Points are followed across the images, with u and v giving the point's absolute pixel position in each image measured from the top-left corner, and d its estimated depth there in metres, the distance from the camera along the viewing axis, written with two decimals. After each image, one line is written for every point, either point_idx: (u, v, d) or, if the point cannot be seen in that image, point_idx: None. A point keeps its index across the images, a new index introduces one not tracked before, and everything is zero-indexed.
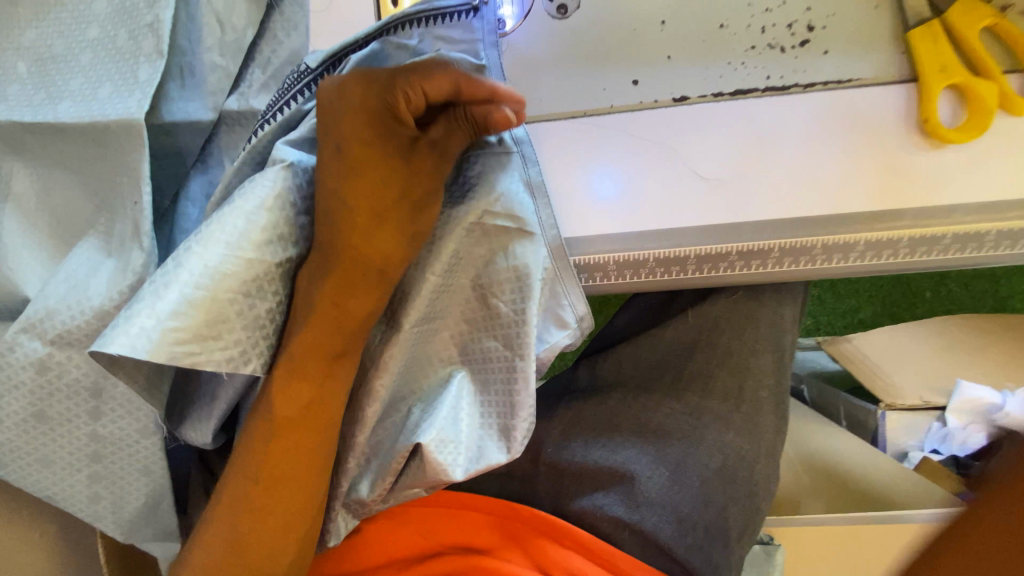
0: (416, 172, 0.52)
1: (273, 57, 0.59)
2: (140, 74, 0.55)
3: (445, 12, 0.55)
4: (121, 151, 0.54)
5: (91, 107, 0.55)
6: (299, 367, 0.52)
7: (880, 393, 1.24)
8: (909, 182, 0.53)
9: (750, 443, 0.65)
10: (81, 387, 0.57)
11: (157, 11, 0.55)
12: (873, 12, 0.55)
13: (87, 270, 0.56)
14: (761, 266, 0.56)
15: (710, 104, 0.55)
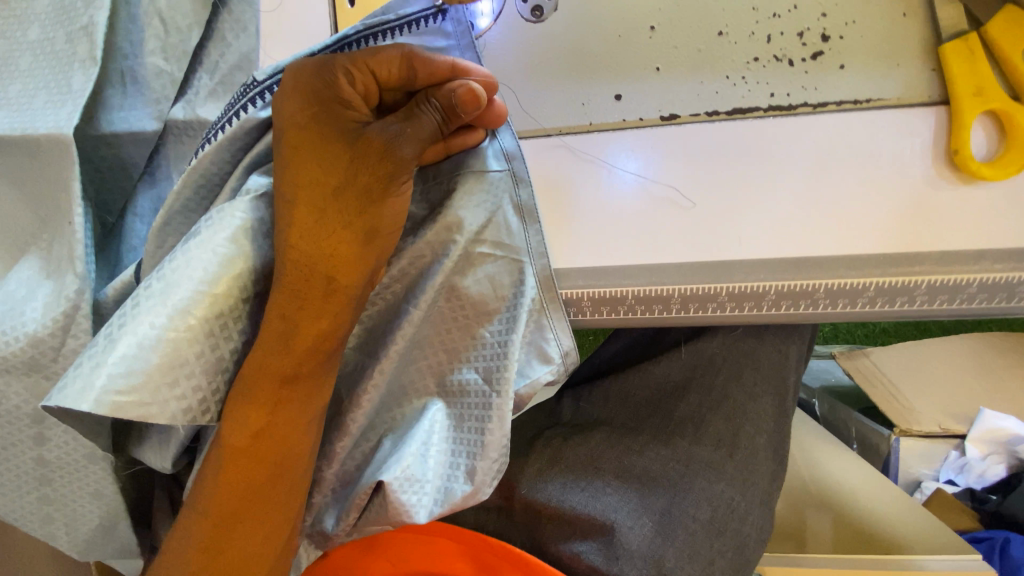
0: (373, 157, 0.43)
1: (221, 62, 0.53)
2: (73, 82, 0.50)
3: (410, 19, 0.49)
4: (55, 165, 0.50)
5: (24, 117, 0.51)
6: (249, 413, 0.42)
7: (898, 417, 1.15)
8: (930, 221, 0.46)
9: (741, 494, 0.59)
10: (23, 412, 0.54)
11: (93, 11, 0.51)
12: (901, 20, 0.47)
13: (25, 292, 0.52)
14: (753, 308, 0.50)
15: (703, 123, 0.49)
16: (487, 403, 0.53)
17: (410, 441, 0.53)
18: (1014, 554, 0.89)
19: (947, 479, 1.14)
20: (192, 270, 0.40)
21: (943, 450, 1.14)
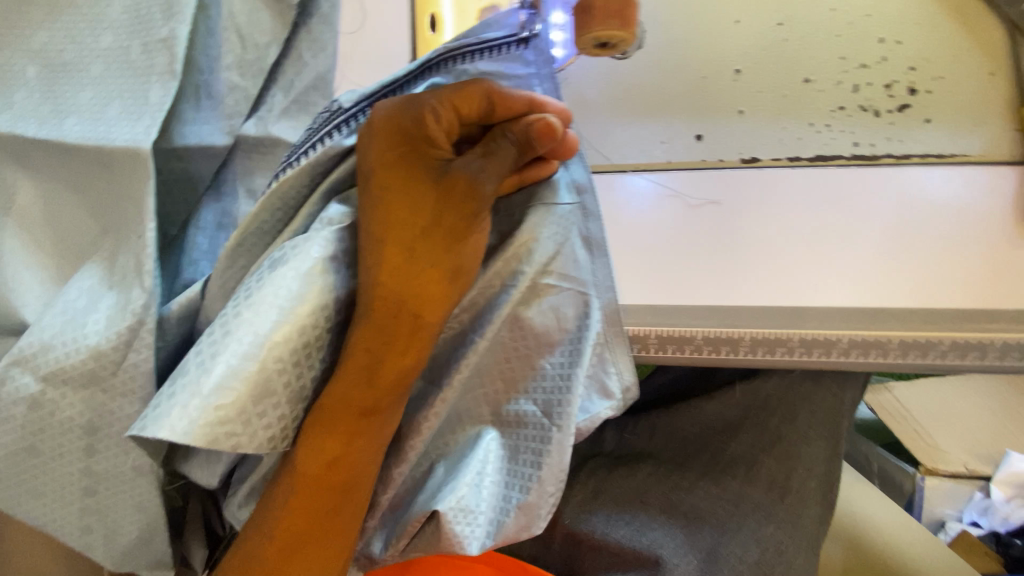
0: (458, 197, 0.42)
1: (297, 81, 0.55)
2: (151, 94, 0.49)
3: (491, 44, 0.47)
4: (128, 177, 0.50)
5: (98, 127, 0.50)
6: (325, 440, 0.43)
7: (925, 455, 1.14)
8: (1020, 275, 0.44)
9: (791, 538, 0.58)
10: (75, 425, 0.53)
11: (173, 24, 0.50)
12: (985, 82, 0.48)
13: (87, 302, 0.51)
14: (831, 357, 0.46)
15: (782, 168, 0.49)
16: (545, 437, 0.51)
17: (465, 471, 0.52)
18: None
19: (970, 521, 1.12)
20: (280, 299, 0.40)
21: (966, 491, 1.13)
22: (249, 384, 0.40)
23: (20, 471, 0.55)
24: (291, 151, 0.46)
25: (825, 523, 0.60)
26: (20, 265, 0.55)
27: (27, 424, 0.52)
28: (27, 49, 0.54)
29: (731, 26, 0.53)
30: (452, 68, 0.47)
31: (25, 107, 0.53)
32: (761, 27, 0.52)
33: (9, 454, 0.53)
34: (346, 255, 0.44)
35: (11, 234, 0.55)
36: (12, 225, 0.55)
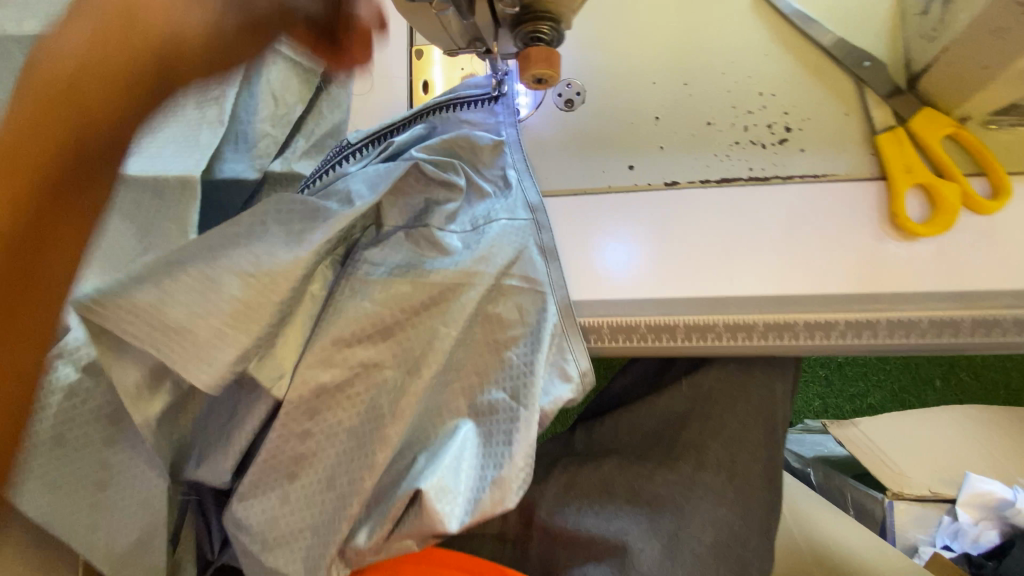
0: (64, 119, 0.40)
1: (316, 130, 0.69)
2: (202, 137, 0.63)
3: (468, 100, 0.64)
4: (176, 202, 0.61)
5: (154, 162, 0.62)
6: None
7: (890, 481, 1.21)
8: (885, 268, 0.56)
9: (743, 519, 0.65)
10: (101, 414, 0.61)
11: (223, 88, 0.64)
12: (844, 118, 0.61)
13: None
14: (746, 338, 0.58)
15: (698, 189, 0.61)
16: (510, 416, 0.58)
17: (445, 457, 0.58)
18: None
19: (942, 544, 1.16)
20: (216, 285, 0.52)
21: (933, 514, 1.19)
22: (228, 321, 0.51)
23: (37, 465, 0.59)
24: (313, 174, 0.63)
25: (772, 507, 0.67)
26: None
27: (59, 414, 0.59)
28: None
29: (649, 84, 0.65)
30: (439, 116, 0.64)
31: None
32: (670, 84, 0.65)
33: (38, 445, 0.59)
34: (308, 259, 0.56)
35: None
36: None
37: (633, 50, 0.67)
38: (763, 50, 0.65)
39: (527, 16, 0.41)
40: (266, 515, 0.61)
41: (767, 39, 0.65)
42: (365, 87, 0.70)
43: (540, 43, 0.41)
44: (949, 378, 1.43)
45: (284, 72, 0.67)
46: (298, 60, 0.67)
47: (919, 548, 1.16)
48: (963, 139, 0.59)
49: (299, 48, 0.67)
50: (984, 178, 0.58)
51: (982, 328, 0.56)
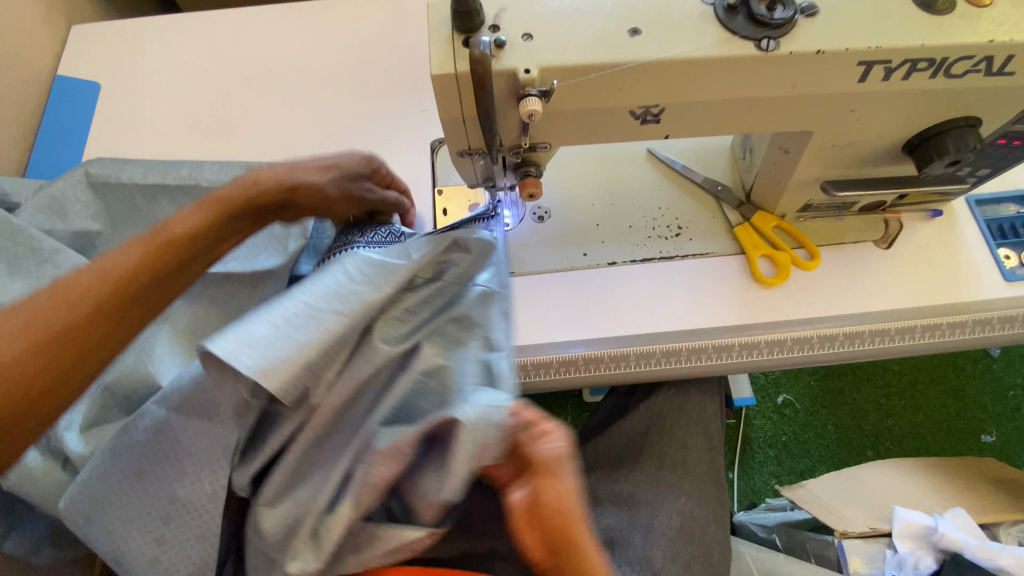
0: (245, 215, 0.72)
1: None
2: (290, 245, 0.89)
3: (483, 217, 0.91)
4: None
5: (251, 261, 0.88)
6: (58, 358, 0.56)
7: (834, 522, 1.38)
8: (754, 312, 0.88)
9: (700, 508, 0.84)
10: (174, 450, 0.75)
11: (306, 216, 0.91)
12: (713, 220, 0.95)
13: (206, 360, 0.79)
14: (677, 361, 0.86)
15: (629, 266, 0.92)
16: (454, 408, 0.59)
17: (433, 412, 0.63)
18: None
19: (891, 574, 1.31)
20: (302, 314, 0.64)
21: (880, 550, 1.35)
22: (309, 346, 0.62)
23: (123, 493, 0.74)
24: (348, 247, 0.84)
25: (719, 498, 0.88)
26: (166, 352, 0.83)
27: (146, 449, 0.75)
28: None
29: (588, 205, 0.97)
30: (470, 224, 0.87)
31: None
32: (602, 204, 0.97)
33: (123, 477, 0.74)
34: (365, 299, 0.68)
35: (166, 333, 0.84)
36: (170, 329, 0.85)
37: (574, 184, 0.99)
38: (656, 182, 0.99)
39: (523, 163, 0.71)
40: (283, 522, 0.64)
41: (658, 175, 1.00)
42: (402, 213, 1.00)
43: (530, 177, 0.71)
44: (878, 446, 1.73)
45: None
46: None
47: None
48: (786, 228, 0.94)
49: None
50: (803, 249, 0.93)
51: (826, 341, 0.86)
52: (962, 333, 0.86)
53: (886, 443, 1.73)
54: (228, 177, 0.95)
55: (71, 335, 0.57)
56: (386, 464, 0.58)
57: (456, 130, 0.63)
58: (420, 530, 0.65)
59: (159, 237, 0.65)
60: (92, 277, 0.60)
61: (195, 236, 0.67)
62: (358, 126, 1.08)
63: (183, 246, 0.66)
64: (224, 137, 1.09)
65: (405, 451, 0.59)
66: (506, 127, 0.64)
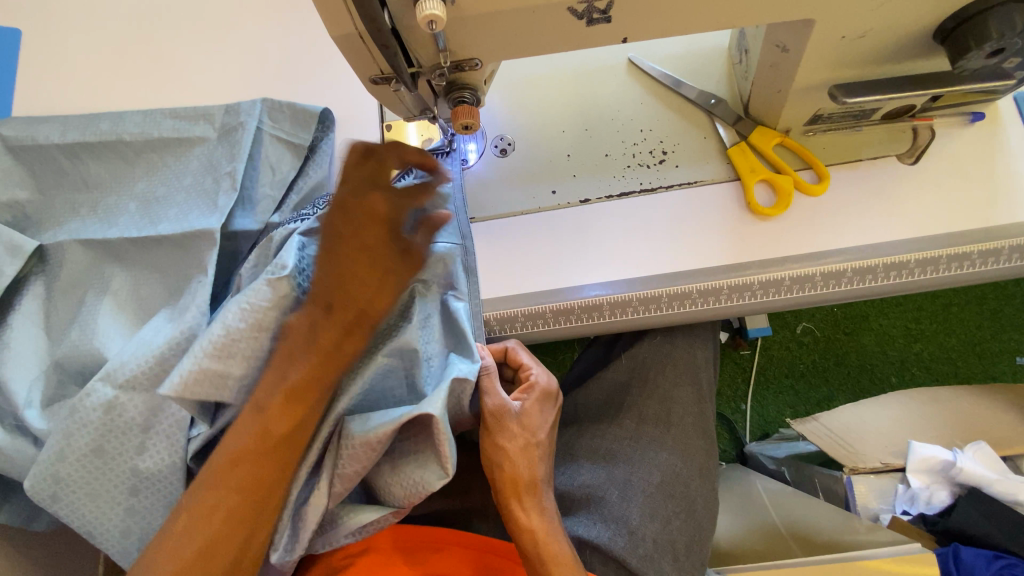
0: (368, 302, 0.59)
1: (303, 186, 0.86)
2: (220, 202, 0.81)
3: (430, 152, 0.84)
4: (200, 253, 0.79)
5: (184, 224, 0.80)
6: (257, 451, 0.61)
7: (846, 459, 1.34)
8: (750, 246, 0.76)
9: (683, 461, 0.79)
10: (134, 424, 0.70)
11: (235, 165, 0.83)
12: (703, 140, 0.82)
13: (153, 333, 0.74)
14: (657, 308, 0.76)
15: (602, 203, 0.81)
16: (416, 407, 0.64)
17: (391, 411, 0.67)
18: (965, 556, 1.06)
19: (902, 510, 1.27)
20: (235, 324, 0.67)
21: (890, 486, 1.30)
22: (236, 356, 0.66)
23: (83, 471, 0.69)
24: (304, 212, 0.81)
25: (706, 449, 0.81)
26: (109, 324, 0.78)
27: (99, 428, 0.70)
28: (129, 190, 0.84)
29: (558, 132, 0.84)
30: None
31: (128, 222, 0.82)
32: (574, 131, 0.84)
33: (80, 456, 0.69)
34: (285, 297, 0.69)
35: (105, 304, 0.79)
36: (107, 299, 0.79)
37: (542, 108, 0.86)
38: (638, 99, 0.84)
39: (456, 87, 0.60)
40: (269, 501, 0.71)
41: (640, 92, 0.84)
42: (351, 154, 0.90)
43: (465, 105, 0.60)
44: (902, 373, 1.63)
45: (278, 149, 0.86)
46: (291, 139, 0.87)
47: (881, 515, 1.28)
48: (790, 145, 0.80)
49: (292, 130, 0.87)
50: (811, 169, 0.79)
51: (830, 279, 0.75)
52: (999, 263, 0.73)
53: (911, 369, 1.63)
54: (153, 125, 0.86)
55: (296, 393, 0.62)
56: (354, 464, 0.65)
57: (355, 53, 0.53)
58: (393, 508, 0.68)
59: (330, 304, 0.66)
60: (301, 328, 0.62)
61: (341, 286, 0.58)
62: (293, 57, 0.96)
63: (363, 314, 0.59)
64: (151, 77, 0.97)
65: (379, 444, 0.64)
66: (416, 43, 0.52)
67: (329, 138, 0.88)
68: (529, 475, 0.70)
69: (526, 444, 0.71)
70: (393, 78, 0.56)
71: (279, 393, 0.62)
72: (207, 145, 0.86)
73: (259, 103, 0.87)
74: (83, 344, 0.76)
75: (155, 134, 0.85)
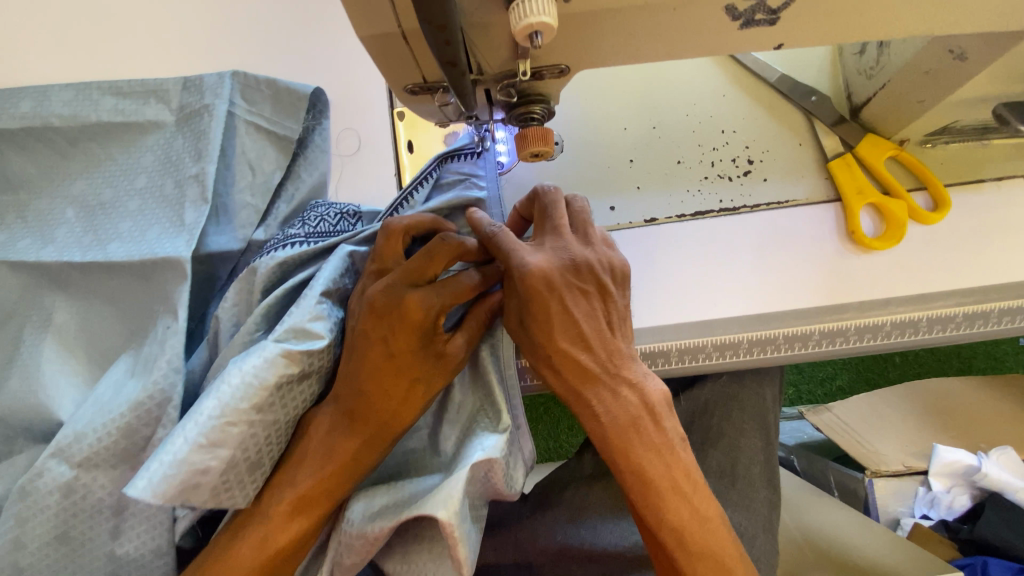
0: (410, 398, 0.57)
1: (297, 193, 0.69)
2: (186, 217, 0.63)
3: (457, 152, 0.65)
4: (162, 284, 0.62)
5: (140, 246, 0.63)
6: (268, 536, 0.55)
7: (867, 459, 1.14)
8: (847, 284, 0.64)
9: (749, 519, 0.68)
10: (104, 506, 0.59)
11: (202, 164, 0.64)
12: (797, 148, 0.68)
13: (112, 392, 0.60)
14: (733, 355, 0.64)
15: (675, 224, 0.66)
16: (420, 505, 0.53)
17: (407, 491, 0.58)
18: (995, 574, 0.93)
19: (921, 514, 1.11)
20: (224, 401, 0.53)
21: (909, 487, 1.12)
22: (231, 446, 0.53)
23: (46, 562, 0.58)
24: (291, 236, 0.63)
25: (774, 505, 0.71)
26: (55, 371, 0.63)
27: (60, 512, 0.58)
28: (69, 194, 0.67)
29: (620, 130, 0.69)
30: (424, 188, 0.64)
31: (70, 240, 0.65)
32: (640, 128, 0.69)
33: (40, 545, 0.58)
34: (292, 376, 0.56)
35: (49, 345, 0.64)
36: (52, 338, 0.64)
37: (602, 96, 0.70)
38: (718, 91, 0.70)
39: (520, 98, 0.44)
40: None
41: (720, 81, 0.70)
42: (352, 149, 0.73)
43: (534, 123, 0.45)
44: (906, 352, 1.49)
45: (258, 140, 0.68)
46: (273, 129, 0.68)
47: (900, 522, 1.10)
48: (904, 159, 0.66)
49: (274, 118, 0.68)
50: (926, 192, 0.66)
51: (936, 325, 0.64)
52: None
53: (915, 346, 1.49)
54: (89, 107, 0.67)
55: (305, 503, 0.56)
56: (353, 554, 0.56)
57: (393, 52, 0.37)
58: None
59: (344, 399, 0.57)
60: (321, 432, 0.57)
61: (387, 372, 0.56)
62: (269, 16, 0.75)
63: (401, 416, 0.58)
64: (79, 39, 0.75)
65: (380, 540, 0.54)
66: (483, 40, 0.36)
67: (322, 129, 0.70)
68: (637, 450, 0.55)
69: (629, 413, 0.56)
70: (441, 89, 0.40)
71: (286, 501, 0.56)
72: (164, 132, 0.67)
73: (228, 78, 0.67)
74: (24, 399, 0.61)
75: (94, 120, 0.67)
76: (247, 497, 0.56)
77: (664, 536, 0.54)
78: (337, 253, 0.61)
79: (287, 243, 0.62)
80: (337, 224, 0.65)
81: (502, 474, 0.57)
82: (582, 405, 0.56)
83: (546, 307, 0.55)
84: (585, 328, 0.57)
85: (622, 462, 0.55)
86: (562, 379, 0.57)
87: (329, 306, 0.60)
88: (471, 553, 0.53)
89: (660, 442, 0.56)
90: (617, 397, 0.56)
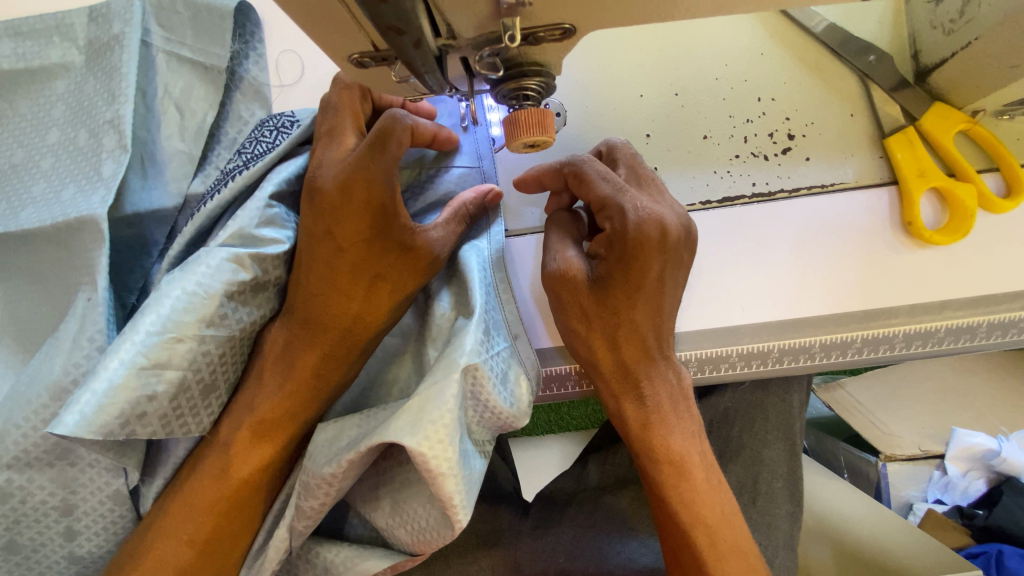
0: (368, 300, 0.49)
1: (239, 137, 0.58)
2: (104, 170, 0.54)
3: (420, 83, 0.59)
4: (86, 250, 0.53)
5: (55, 209, 0.54)
6: (230, 459, 0.48)
7: (880, 442, 1.01)
8: (894, 283, 0.54)
9: (767, 539, 0.61)
10: (49, 508, 0.50)
11: (117, 107, 0.55)
12: (849, 119, 0.57)
13: (29, 382, 0.51)
14: (762, 365, 0.54)
15: (699, 212, 0.56)
16: (380, 431, 0.44)
17: (377, 416, 0.48)
18: (1011, 566, 0.81)
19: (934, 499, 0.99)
20: (163, 309, 0.45)
21: (925, 470, 1.00)
22: (179, 364, 0.45)
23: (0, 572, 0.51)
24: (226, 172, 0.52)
25: (797, 521, 0.64)
26: None
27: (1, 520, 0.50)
28: None
29: (635, 99, 0.57)
30: None
31: None
32: (658, 95, 0.57)
33: None
34: (248, 286, 0.48)
35: None
36: None
37: (618, 57, 0.58)
38: (756, 48, 0.58)
39: (511, 72, 0.35)
40: None
41: (758, 36, 0.59)
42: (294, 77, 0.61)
43: (529, 103, 0.36)
44: None
45: (183, 74, 0.58)
46: (197, 58, 0.58)
47: (912, 506, 0.99)
48: (978, 134, 0.55)
49: (198, 46, 0.58)
50: (999, 173, 0.55)
51: (997, 330, 0.54)
52: None
53: None
54: None
55: (267, 427, 0.49)
56: (313, 498, 0.46)
57: (330, 12, 0.30)
58: (404, 554, 0.51)
59: (298, 307, 0.49)
60: (275, 348, 0.50)
61: (341, 279, 0.48)
62: None
63: (362, 322, 0.49)
64: None
65: (341, 479, 0.46)
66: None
67: (256, 54, 0.60)
68: (679, 449, 0.51)
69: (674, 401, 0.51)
70: (395, 59, 0.33)
71: (245, 425, 0.48)
72: (75, 74, 0.58)
73: None
74: None
75: None
76: (202, 424, 0.48)
77: (697, 533, 0.49)
78: (301, 158, 0.53)
79: (229, 176, 0.51)
80: (275, 141, 0.53)
81: (490, 389, 0.46)
82: (629, 383, 0.50)
83: (644, 273, 0.47)
84: (667, 307, 0.49)
85: (660, 451, 0.51)
86: (616, 353, 0.50)
87: (282, 212, 0.51)
88: (461, 493, 0.43)
89: (694, 431, 0.52)
90: (665, 379, 0.51)
